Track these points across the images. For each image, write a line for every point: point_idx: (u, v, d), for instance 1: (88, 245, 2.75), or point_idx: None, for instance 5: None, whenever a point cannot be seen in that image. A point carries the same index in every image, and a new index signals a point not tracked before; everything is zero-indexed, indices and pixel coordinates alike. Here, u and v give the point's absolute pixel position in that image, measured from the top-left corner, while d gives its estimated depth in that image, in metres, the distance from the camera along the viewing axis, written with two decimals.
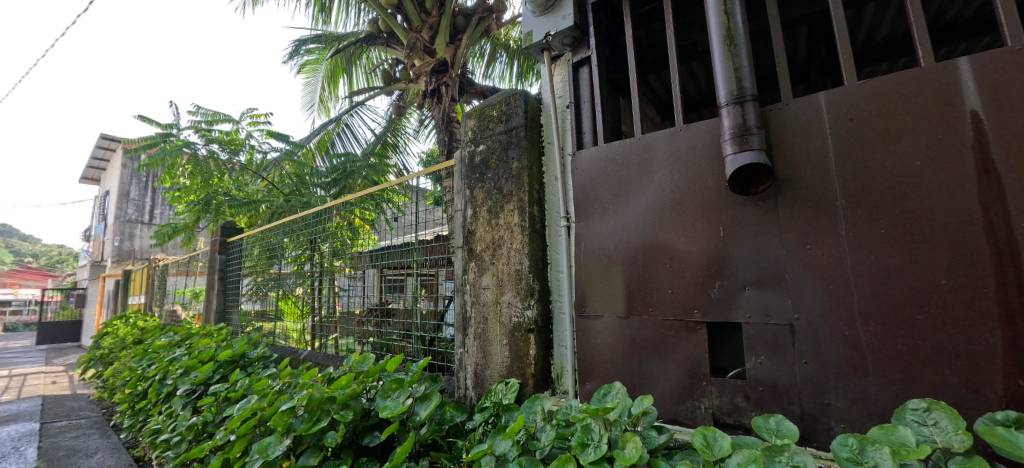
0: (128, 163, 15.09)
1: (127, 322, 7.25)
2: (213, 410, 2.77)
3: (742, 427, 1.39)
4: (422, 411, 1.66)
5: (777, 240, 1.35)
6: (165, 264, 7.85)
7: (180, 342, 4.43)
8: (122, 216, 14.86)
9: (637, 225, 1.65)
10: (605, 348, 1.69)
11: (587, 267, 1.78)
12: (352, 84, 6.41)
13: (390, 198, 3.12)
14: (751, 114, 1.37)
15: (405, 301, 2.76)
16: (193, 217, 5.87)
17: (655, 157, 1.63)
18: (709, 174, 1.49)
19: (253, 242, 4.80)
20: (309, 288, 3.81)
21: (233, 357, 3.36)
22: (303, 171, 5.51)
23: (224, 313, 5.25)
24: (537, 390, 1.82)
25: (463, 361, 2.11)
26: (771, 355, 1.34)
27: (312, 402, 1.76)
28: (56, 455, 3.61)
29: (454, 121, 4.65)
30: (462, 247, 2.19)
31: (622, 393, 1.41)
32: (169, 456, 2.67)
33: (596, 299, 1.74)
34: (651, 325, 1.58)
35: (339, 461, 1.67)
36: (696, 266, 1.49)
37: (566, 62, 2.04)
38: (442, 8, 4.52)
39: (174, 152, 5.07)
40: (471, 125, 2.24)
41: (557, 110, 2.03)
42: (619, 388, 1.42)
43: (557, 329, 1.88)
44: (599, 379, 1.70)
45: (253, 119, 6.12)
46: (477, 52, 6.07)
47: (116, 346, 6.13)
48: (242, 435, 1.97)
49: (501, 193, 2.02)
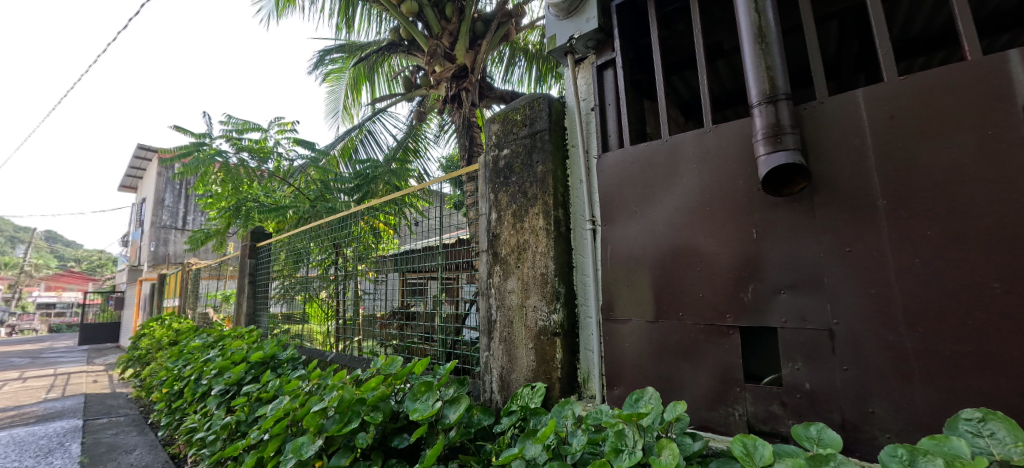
0: (163, 171, 15.75)
1: (163, 324, 7.54)
2: (246, 410, 2.85)
3: (779, 435, 1.35)
4: (452, 414, 1.67)
5: (813, 242, 1.31)
6: (197, 268, 8.14)
7: (213, 343, 4.59)
8: (157, 223, 15.53)
9: (664, 228, 1.63)
10: (634, 352, 1.67)
11: (614, 271, 1.76)
12: (374, 91, 6.54)
13: (412, 203, 3.16)
14: (785, 113, 1.34)
15: (428, 304, 2.79)
16: (224, 222, 6.08)
17: (683, 158, 1.61)
18: (740, 175, 1.46)
19: (281, 247, 4.93)
20: (334, 291, 3.89)
21: (264, 358, 3.47)
22: (328, 177, 5.66)
23: (253, 316, 5.41)
24: (564, 395, 1.81)
25: (488, 365, 2.12)
26: (808, 361, 1.30)
27: (343, 404, 1.79)
28: (98, 451, 3.78)
29: (474, 126, 4.71)
30: (487, 251, 2.20)
31: (654, 399, 1.38)
32: (205, 454, 2.76)
33: (623, 303, 1.72)
34: (681, 329, 1.55)
35: (370, 462, 1.70)
36: (726, 269, 1.46)
37: (590, 65, 2.04)
38: (462, 14, 4.57)
39: (207, 160, 5.28)
40: (495, 130, 2.25)
41: (581, 113, 2.02)
42: (652, 393, 1.40)
43: (583, 332, 1.87)
44: (627, 384, 1.68)
45: (281, 127, 6.32)
46: (496, 57, 6.10)
47: (154, 346, 6.40)
48: (276, 434, 2.03)
49: (525, 196, 2.03)
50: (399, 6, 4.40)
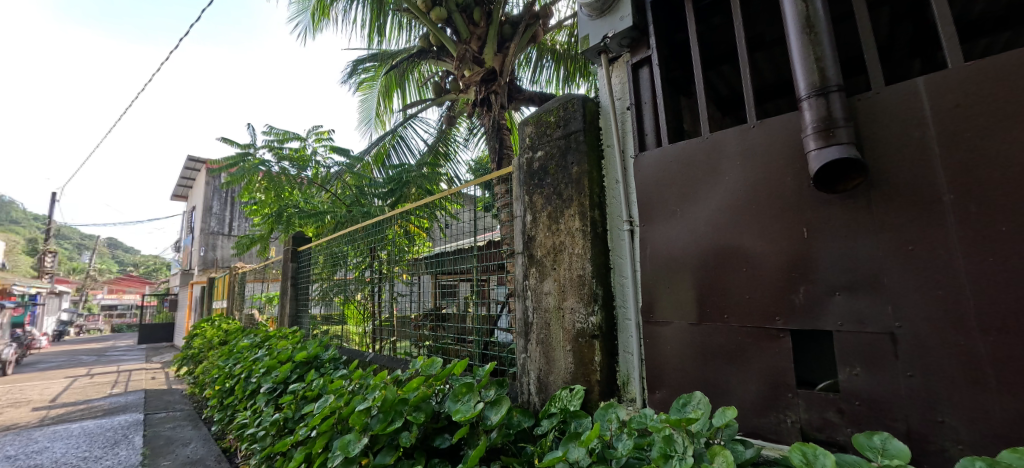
0: (210, 181, 16.69)
1: (213, 324, 7.98)
2: (293, 408, 2.97)
3: (836, 444, 1.28)
4: (493, 416, 1.68)
5: (870, 240, 1.24)
6: (243, 272, 8.56)
7: (260, 343, 4.80)
8: (206, 229, 16.45)
9: (706, 228, 1.58)
10: (676, 355, 1.63)
11: (654, 272, 1.73)
12: (406, 97, 6.68)
13: (443, 206, 3.20)
14: (837, 106, 1.27)
15: (460, 306, 2.82)
16: (267, 228, 6.37)
17: (725, 156, 1.56)
18: (789, 172, 1.39)
19: (320, 251, 5.12)
20: (369, 293, 4.00)
21: (308, 358, 3.60)
22: (362, 182, 5.82)
23: (296, 317, 5.64)
24: (603, 398, 1.79)
25: (526, 366, 2.12)
26: (867, 366, 1.23)
27: (387, 403, 1.84)
28: (158, 444, 4.05)
29: (504, 128, 4.75)
30: (523, 253, 2.21)
31: (703, 404, 1.34)
32: (256, 448, 2.91)
33: (664, 305, 1.68)
34: (727, 332, 1.50)
35: (413, 461, 1.73)
36: (774, 270, 1.40)
37: (624, 63, 2.01)
38: (490, 18, 4.59)
39: (252, 170, 5.67)
40: (529, 132, 2.25)
41: (616, 112, 2.00)
42: (700, 397, 1.36)
43: (622, 335, 1.84)
44: (670, 388, 1.64)
45: (318, 136, 6.59)
46: (523, 59, 6.10)
47: (206, 346, 6.78)
48: (323, 431, 2.11)
49: (561, 198, 2.02)
50: (428, 13, 4.48)
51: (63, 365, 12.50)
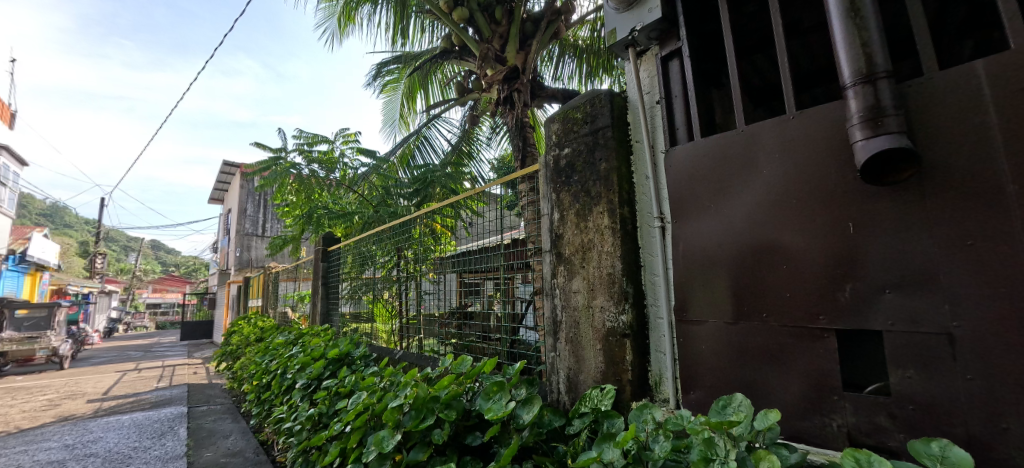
0: (245, 184, 17.33)
1: (249, 322, 8.29)
2: (327, 403, 3.05)
3: (887, 450, 1.22)
4: (525, 415, 1.67)
5: (924, 235, 1.16)
6: (276, 272, 8.86)
7: (294, 341, 4.95)
8: (242, 230, 17.13)
9: (742, 223, 1.53)
10: (711, 355, 1.59)
11: (687, 270, 1.68)
12: (429, 98, 6.73)
13: (468, 205, 3.22)
14: (886, 93, 1.21)
15: (485, 303, 2.84)
16: (299, 229, 6.56)
17: (762, 149, 1.50)
18: (832, 165, 1.33)
19: (349, 250, 5.23)
20: (396, 292, 4.07)
21: (340, 355, 3.68)
22: (388, 183, 5.92)
23: (327, 314, 5.79)
24: (635, 397, 1.76)
25: (555, 365, 2.11)
26: (922, 368, 1.16)
27: (419, 401, 1.87)
28: (201, 436, 4.23)
29: (527, 127, 4.76)
30: (551, 251, 2.20)
31: (745, 406, 1.29)
32: (293, 442, 3.01)
33: (698, 304, 1.64)
34: (766, 331, 1.45)
35: (446, 458, 1.75)
36: (816, 267, 1.34)
37: (653, 56, 1.97)
38: (511, 16, 4.57)
39: (284, 173, 5.84)
40: (555, 129, 2.23)
41: (645, 107, 1.95)
42: (742, 399, 1.31)
43: (654, 334, 1.81)
44: (705, 389, 1.60)
45: (346, 138, 6.74)
46: (545, 55, 6.06)
47: (243, 342, 7.06)
48: (357, 427, 2.17)
49: (589, 195, 1.99)
50: (450, 13, 4.49)
51: (115, 360, 13.28)
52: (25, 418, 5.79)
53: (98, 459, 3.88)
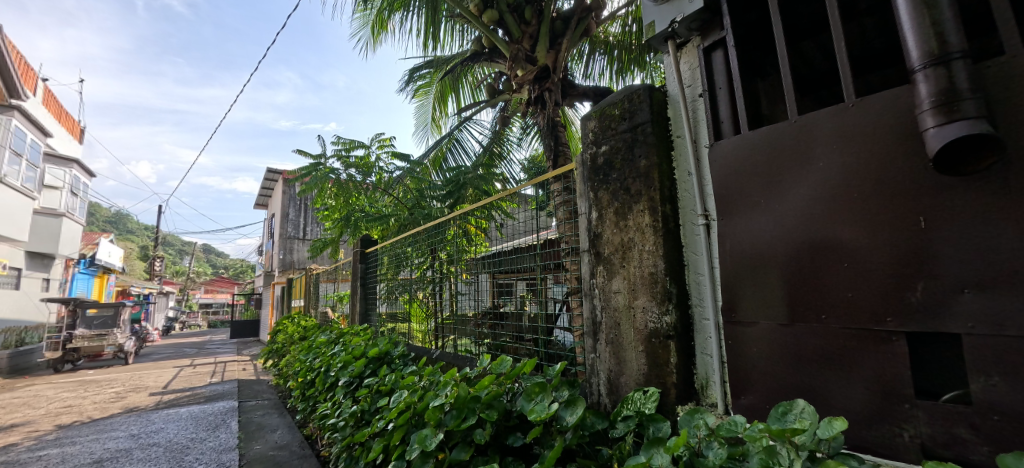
0: (287, 190, 18.16)
1: (293, 321, 8.66)
2: (369, 400, 3.13)
3: (967, 464, 1.12)
4: (569, 416, 1.65)
5: (1009, 229, 1.06)
6: (317, 273, 9.21)
7: (335, 339, 5.12)
8: (285, 234, 17.96)
9: (796, 219, 1.45)
10: (762, 357, 1.52)
11: (735, 269, 1.61)
12: (460, 101, 6.78)
13: (499, 206, 3.25)
14: (960, 75, 1.11)
15: (516, 304, 2.86)
16: (337, 231, 6.78)
17: (817, 140, 1.42)
18: (900, 155, 1.23)
19: (385, 252, 5.36)
20: (430, 292, 4.14)
21: (380, 354, 3.77)
22: (422, 186, 6.01)
23: (365, 314, 5.96)
24: (680, 401, 1.71)
25: (596, 367, 2.07)
26: (1009, 376, 1.05)
27: (460, 400, 1.88)
28: (251, 429, 4.45)
29: (559, 125, 4.78)
30: (589, 251, 2.17)
31: (807, 413, 1.22)
32: (338, 437, 3.10)
33: (749, 304, 1.56)
34: (825, 334, 1.36)
35: (488, 458, 1.75)
36: (882, 265, 1.25)
37: (694, 48, 1.90)
38: (541, 16, 4.52)
39: (323, 178, 6.06)
40: (592, 126, 2.19)
41: (687, 101, 1.89)
42: (803, 405, 1.24)
43: (699, 336, 1.75)
44: (758, 393, 1.52)
45: (381, 143, 6.93)
46: (575, 54, 6.04)
47: (287, 341, 7.37)
48: (400, 425, 2.21)
49: (628, 193, 1.95)
50: (480, 16, 4.47)
51: (173, 356, 14.20)
52: (97, 409, 6.27)
53: (160, 449, 4.15)
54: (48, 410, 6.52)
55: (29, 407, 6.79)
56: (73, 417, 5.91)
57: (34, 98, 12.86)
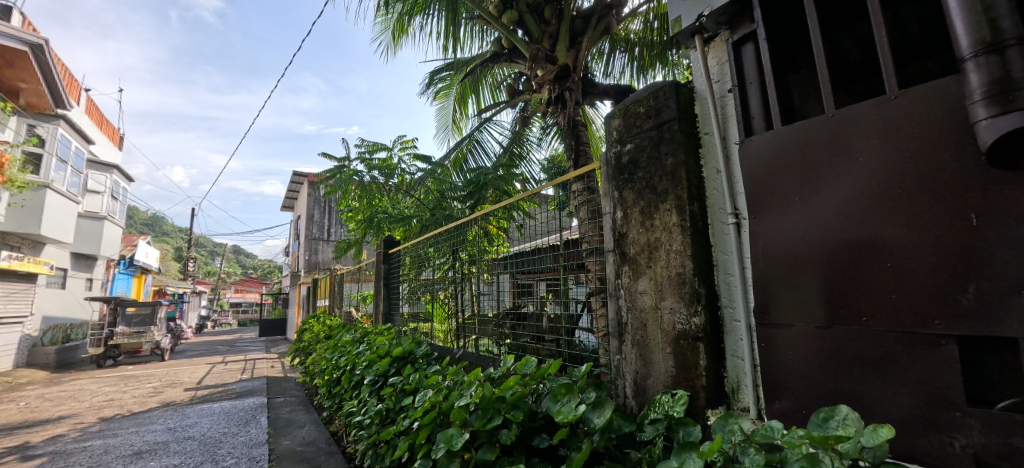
0: (313, 192, 18.63)
1: (319, 320, 8.86)
2: (394, 399, 3.16)
3: None
4: (596, 419, 1.63)
5: None
6: (341, 273, 9.41)
7: (360, 338, 5.20)
8: (310, 235, 18.42)
9: (834, 217, 1.39)
10: (798, 361, 1.46)
11: (768, 269, 1.56)
12: (480, 102, 6.80)
13: (520, 206, 3.26)
14: (1015, 62, 1.05)
15: (537, 305, 2.85)
16: (361, 233, 6.90)
17: (856, 135, 1.36)
18: (947, 149, 1.17)
19: (407, 252, 5.42)
20: (451, 292, 4.17)
21: (403, 353, 3.81)
22: (443, 187, 6.06)
23: (388, 313, 6.05)
24: (710, 404, 1.67)
25: (621, 369, 2.04)
26: None
27: (485, 401, 1.89)
28: (279, 425, 4.56)
29: (580, 125, 4.73)
30: (614, 251, 2.14)
31: (851, 420, 1.17)
32: (364, 435, 3.15)
33: (783, 306, 1.51)
34: (866, 337, 1.30)
35: (514, 459, 1.75)
36: (929, 265, 1.19)
37: (723, 42, 1.85)
38: (561, 15, 4.49)
39: (347, 180, 6.18)
40: (616, 125, 2.16)
41: (715, 96, 1.85)
42: (846, 411, 1.19)
43: (730, 338, 1.70)
44: (793, 398, 1.47)
45: (403, 145, 7.03)
46: (595, 53, 5.99)
47: (313, 340, 7.55)
48: (425, 424, 2.23)
49: (654, 192, 1.91)
50: (500, 17, 4.46)
51: (206, 353, 14.73)
52: (136, 403, 6.56)
53: (195, 442, 4.32)
54: (92, 403, 6.84)
55: (75, 400, 7.15)
56: (115, 410, 6.19)
57: (78, 107, 13.56)
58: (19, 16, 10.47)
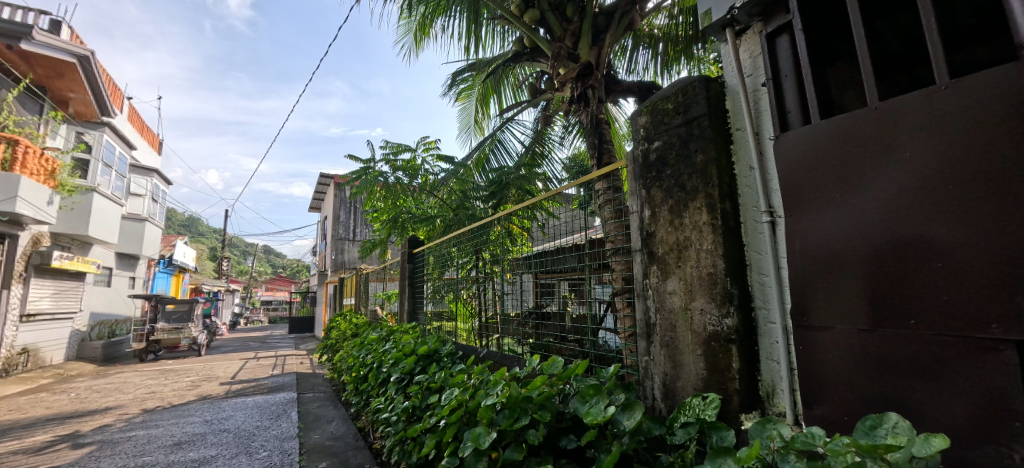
0: (339, 193, 19.09)
1: (346, 318, 9.07)
2: (420, 397, 3.20)
3: None
4: (626, 421, 1.61)
5: None
6: (367, 272, 9.59)
7: (385, 336, 5.28)
8: (337, 235, 18.88)
9: (878, 215, 1.33)
10: (839, 366, 1.40)
11: (806, 270, 1.51)
12: (502, 102, 6.80)
13: (542, 206, 3.26)
14: None
15: (560, 304, 2.83)
16: (386, 233, 7.01)
17: (902, 128, 1.29)
18: (1006, 141, 1.09)
19: (431, 252, 5.49)
20: (474, 291, 4.19)
21: (428, 352, 3.85)
22: (466, 187, 6.08)
23: (413, 312, 6.13)
24: (743, 409, 1.62)
25: (649, 370, 2.01)
26: None
27: (512, 400, 1.89)
28: (309, 420, 4.68)
29: (603, 123, 4.66)
30: (642, 251, 2.10)
31: (901, 428, 1.12)
32: (391, 431, 3.20)
33: (823, 307, 1.45)
34: (914, 341, 1.24)
35: (541, 459, 1.74)
36: (984, 264, 1.12)
37: (756, 34, 1.79)
38: (583, 12, 4.42)
39: (373, 181, 6.30)
40: (643, 122, 2.12)
41: (748, 91, 1.79)
42: (897, 420, 1.13)
43: (764, 340, 1.65)
44: (833, 404, 1.42)
45: (427, 146, 7.10)
46: (618, 49, 5.91)
47: (341, 337, 7.72)
48: (452, 423, 2.25)
49: (683, 190, 1.87)
50: (521, 16, 4.43)
51: (240, 349, 15.26)
52: (176, 396, 6.86)
53: (230, 435, 4.48)
54: (135, 395, 7.19)
55: (121, 392, 7.54)
56: (156, 402, 6.49)
57: (121, 115, 14.26)
58: (68, 30, 11.09)
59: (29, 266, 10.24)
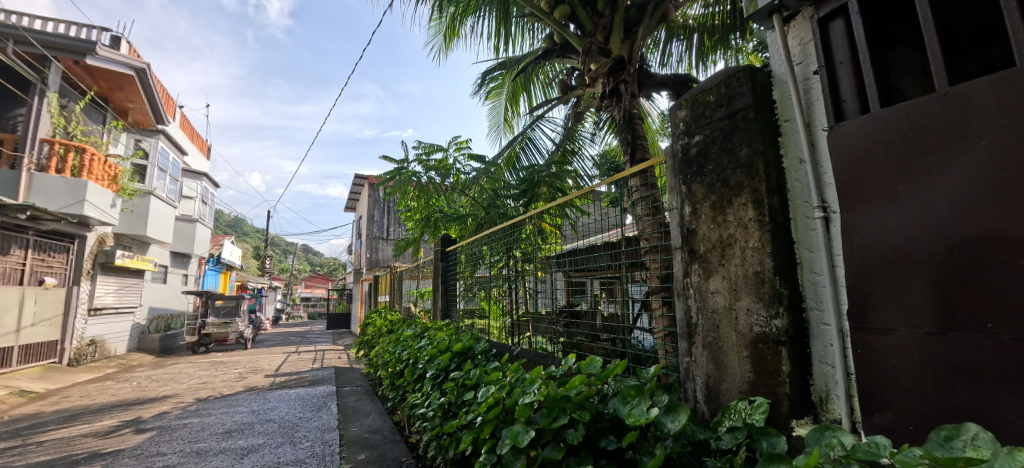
0: (374, 193, 19.61)
1: (381, 315, 9.30)
2: (455, 393, 3.24)
3: None
4: (670, 424, 1.57)
5: None
6: (400, 270, 9.80)
7: (420, 333, 5.37)
8: (372, 234, 19.42)
9: (947, 209, 1.23)
10: (903, 370, 1.31)
11: (865, 268, 1.41)
12: (531, 99, 6.78)
13: (573, 203, 3.23)
14: None
15: (592, 303, 2.80)
16: (418, 231, 7.13)
17: (975, 114, 1.19)
18: None
19: (462, 250, 5.55)
20: (505, 289, 4.20)
21: (463, 349, 3.89)
22: (497, 185, 6.07)
23: (445, 309, 6.22)
24: (794, 414, 1.55)
25: (691, 372, 1.95)
26: None
27: (550, 399, 1.88)
28: (348, 413, 4.83)
29: (636, 118, 4.56)
30: (682, 248, 2.03)
31: (982, 440, 1.03)
32: (427, 426, 3.24)
33: (884, 308, 1.36)
34: (989, 345, 1.14)
35: (580, 459, 1.73)
36: None
37: (806, 20, 1.69)
38: (615, 5, 4.31)
39: (406, 180, 6.41)
40: (682, 116, 2.05)
41: (797, 80, 1.70)
42: (977, 431, 1.05)
43: (817, 343, 1.56)
44: (896, 411, 1.32)
45: (458, 146, 7.17)
46: (650, 42, 5.77)
47: (376, 334, 7.93)
48: (489, 420, 2.26)
49: (727, 186, 1.80)
50: (551, 12, 4.37)
51: (282, 343, 15.94)
52: (225, 387, 7.23)
53: (275, 425, 4.68)
54: (189, 385, 7.63)
55: (176, 382, 8.04)
56: (208, 392, 6.88)
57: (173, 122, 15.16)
58: (127, 44, 11.88)
59: (95, 265, 11.05)
